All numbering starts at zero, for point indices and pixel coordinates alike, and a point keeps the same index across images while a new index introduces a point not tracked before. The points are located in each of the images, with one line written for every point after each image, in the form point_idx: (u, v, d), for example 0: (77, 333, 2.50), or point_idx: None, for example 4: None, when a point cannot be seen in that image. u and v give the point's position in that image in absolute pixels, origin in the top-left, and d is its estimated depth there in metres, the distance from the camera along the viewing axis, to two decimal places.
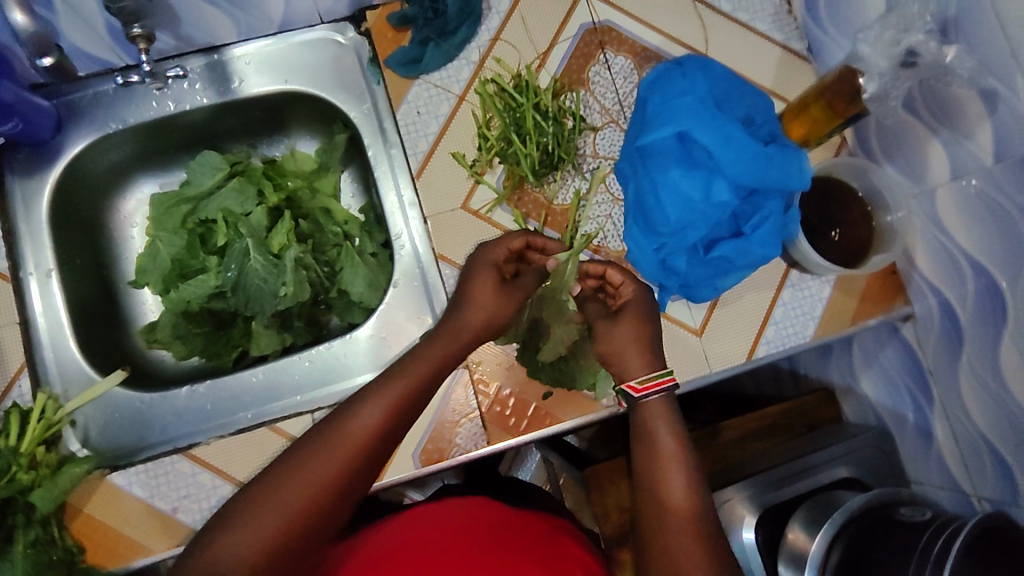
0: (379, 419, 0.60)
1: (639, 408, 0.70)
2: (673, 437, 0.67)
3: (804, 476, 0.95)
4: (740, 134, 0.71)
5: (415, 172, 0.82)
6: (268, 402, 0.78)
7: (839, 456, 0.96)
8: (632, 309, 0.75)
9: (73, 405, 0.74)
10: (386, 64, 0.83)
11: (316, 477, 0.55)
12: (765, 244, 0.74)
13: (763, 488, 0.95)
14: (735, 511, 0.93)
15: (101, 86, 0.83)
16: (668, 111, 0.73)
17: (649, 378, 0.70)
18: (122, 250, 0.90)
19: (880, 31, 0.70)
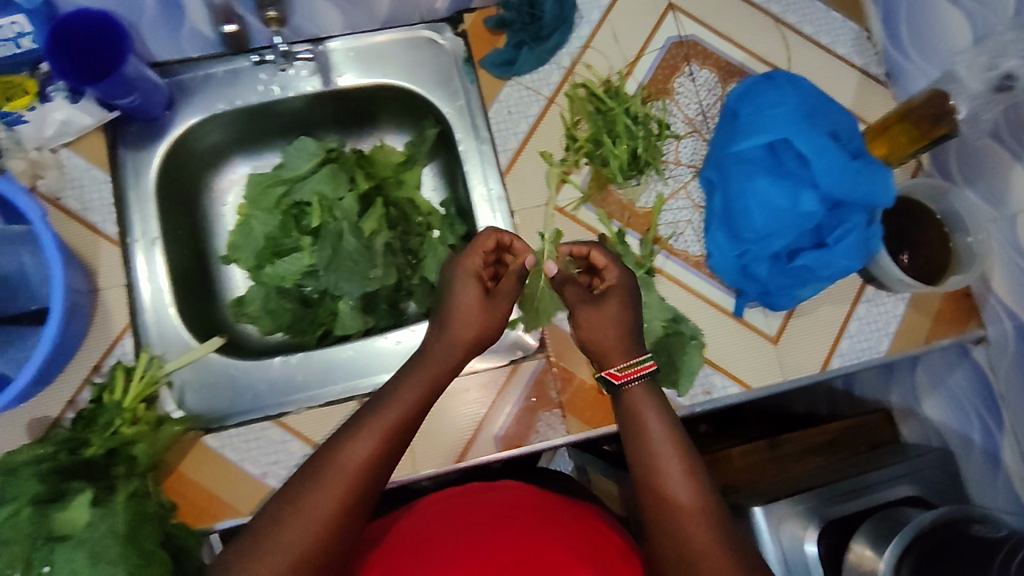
0: (373, 446, 0.60)
1: (621, 400, 0.69)
2: (665, 431, 0.66)
3: (866, 494, 0.95)
4: (834, 147, 0.74)
5: (505, 168, 0.86)
6: (347, 377, 0.81)
7: (901, 475, 0.97)
8: (617, 293, 0.75)
9: (171, 366, 0.78)
10: (482, 64, 0.87)
11: (315, 513, 0.56)
12: (847, 257, 0.77)
13: (827, 501, 0.95)
14: (792, 525, 0.93)
15: (211, 68, 0.86)
16: (766, 118, 0.76)
17: (628, 363, 0.70)
18: (215, 226, 0.93)
19: (976, 55, 0.75)
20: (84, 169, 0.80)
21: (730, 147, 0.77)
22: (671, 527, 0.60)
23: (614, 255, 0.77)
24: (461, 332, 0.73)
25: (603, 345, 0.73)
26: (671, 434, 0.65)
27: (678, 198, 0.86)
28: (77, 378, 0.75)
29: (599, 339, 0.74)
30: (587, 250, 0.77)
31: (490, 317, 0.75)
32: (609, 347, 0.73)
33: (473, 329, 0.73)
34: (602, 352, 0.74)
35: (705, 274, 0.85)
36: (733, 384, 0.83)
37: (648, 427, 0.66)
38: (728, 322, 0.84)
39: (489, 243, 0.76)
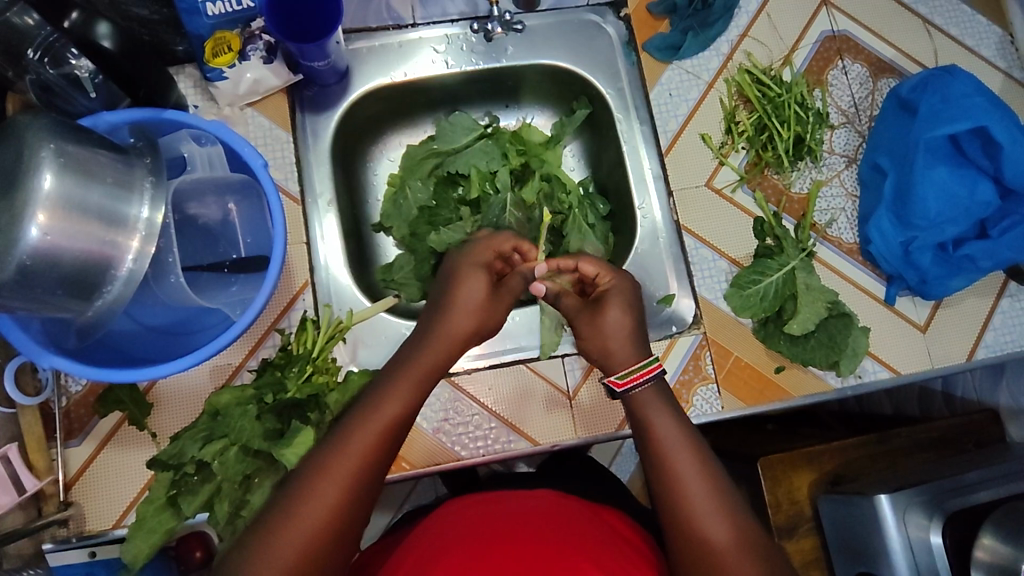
0: (377, 436, 0.60)
1: (628, 403, 0.71)
2: (678, 436, 0.66)
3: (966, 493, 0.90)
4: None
5: (665, 148, 0.89)
6: (505, 341, 0.85)
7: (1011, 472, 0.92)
8: (615, 297, 0.76)
9: (355, 320, 0.79)
10: (645, 48, 0.90)
11: (325, 499, 0.56)
12: (1011, 249, 0.79)
13: (942, 495, 0.89)
14: (917, 514, 0.89)
15: (387, 39, 0.90)
16: (954, 109, 0.79)
17: (626, 372, 0.71)
18: (370, 194, 0.96)
19: None
20: (267, 129, 0.83)
21: (913, 136, 0.80)
22: (688, 534, 0.61)
23: (604, 261, 0.78)
24: (460, 321, 0.73)
25: (610, 351, 0.74)
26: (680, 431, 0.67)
27: (832, 185, 0.88)
28: (262, 327, 0.78)
29: (604, 343, 0.75)
30: (575, 263, 0.79)
31: (491, 313, 0.75)
32: (615, 351, 0.74)
33: (465, 307, 0.73)
34: (604, 355, 0.75)
35: (858, 261, 0.86)
36: (883, 369, 0.84)
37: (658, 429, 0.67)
38: (879, 309, 0.85)
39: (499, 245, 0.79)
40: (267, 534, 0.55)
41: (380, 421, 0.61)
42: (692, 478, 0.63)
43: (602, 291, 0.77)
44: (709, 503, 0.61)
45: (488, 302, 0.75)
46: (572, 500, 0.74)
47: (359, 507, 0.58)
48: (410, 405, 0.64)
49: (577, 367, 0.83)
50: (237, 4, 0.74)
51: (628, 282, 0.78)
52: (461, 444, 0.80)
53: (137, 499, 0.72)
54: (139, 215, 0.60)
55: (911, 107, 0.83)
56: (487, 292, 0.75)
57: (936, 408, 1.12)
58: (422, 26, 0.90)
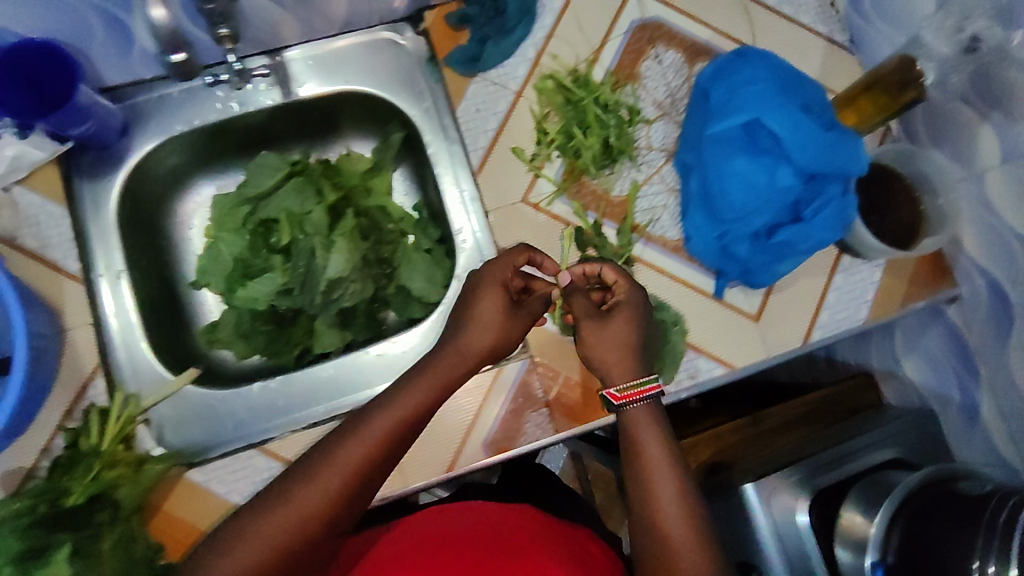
0: (373, 448, 0.61)
1: (622, 419, 0.68)
2: (659, 445, 0.65)
3: (845, 463, 0.90)
4: (806, 121, 0.73)
5: (476, 168, 0.84)
6: (317, 398, 0.78)
7: (880, 441, 0.93)
8: (624, 309, 0.73)
9: (146, 403, 0.75)
10: (446, 62, 0.84)
11: (308, 503, 0.58)
12: (827, 228, 0.76)
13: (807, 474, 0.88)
14: (782, 497, 0.87)
15: (166, 89, 0.83)
16: (737, 102, 0.76)
17: (638, 383, 0.68)
18: (183, 251, 0.90)
19: (942, 19, 0.77)
20: (39, 206, 0.76)
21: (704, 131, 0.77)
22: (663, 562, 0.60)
23: (624, 271, 0.75)
24: (475, 340, 0.71)
25: (608, 363, 0.71)
26: (661, 459, 0.64)
27: (652, 183, 0.85)
28: (49, 426, 0.72)
29: (603, 355, 0.71)
30: (597, 269, 0.75)
31: (509, 333, 0.72)
32: (612, 366, 0.71)
33: (488, 337, 0.71)
34: (603, 368, 0.72)
35: (683, 258, 0.83)
36: (716, 366, 0.81)
37: (632, 417, 0.67)
38: (708, 303, 0.82)
39: (520, 260, 0.74)
40: (246, 532, 0.57)
41: (382, 427, 0.62)
42: (675, 510, 0.61)
43: (615, 303, 0.74)
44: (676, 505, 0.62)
45: (504, 322, 0.72)
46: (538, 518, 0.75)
47: (343, 512, 0.60)
48: (418, 421, 0.64)
49: None
50: None
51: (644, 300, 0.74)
52: None
53: None
54: None
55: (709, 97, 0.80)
56: (506, 313, 0.72)
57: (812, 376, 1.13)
58: (204, 72, 0.83)
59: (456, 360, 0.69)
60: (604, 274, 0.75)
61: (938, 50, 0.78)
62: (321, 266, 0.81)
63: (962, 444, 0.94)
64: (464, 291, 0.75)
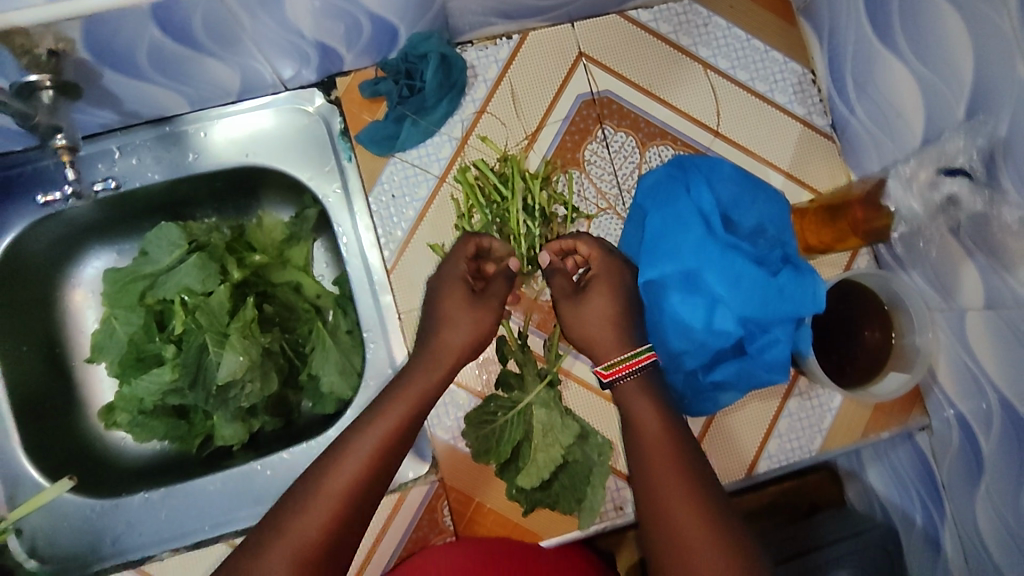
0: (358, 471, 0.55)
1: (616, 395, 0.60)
2: (658, 424, 0.58)
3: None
4: (745, 258, 0.64)
5: (389, 266, 0.75)
6: (202, 515, 0.72)
7: (847, 554, 0.87)
8: (601, 281, 0.64)
9: (18, 514, 0.70)
10: (359, 140, 0.75)
11: (300, 538, 0.51)
12: (770, 369, 0.68)
13: None
14: None
15: (41, 160, 0.74)
16: (670, 244, 0.65)
17: (617, 358, 0.60)
18: (74, 326, 0.83)
19: (914, 166, 0.62)
20: None
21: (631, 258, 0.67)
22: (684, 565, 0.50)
23: (600, 244, 0.66)
24: (450, 335, 0.65)
25: (594, 341, 0.63)
26: (672, 453, 0.56)
27: None
28: None
29: (585, 333, 0.63)
30: (573, 243, 0.66)
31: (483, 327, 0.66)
32: (598, 342, 0.63)
33: (460, 335, 0.65)
34: (587, 345, 0.63)
35: None
36: None
37: (636, 413, 0.59)
38: None
39: (469, 249, 0.68)
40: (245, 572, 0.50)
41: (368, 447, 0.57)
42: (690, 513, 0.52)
43: (589, 277, 0.65)
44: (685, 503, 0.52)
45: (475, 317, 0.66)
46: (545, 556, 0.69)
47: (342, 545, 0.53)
48: (404, 433, 0.59)
49: None
50: None
51: (625, 268, 0.65)
52: None
53: None
54: None
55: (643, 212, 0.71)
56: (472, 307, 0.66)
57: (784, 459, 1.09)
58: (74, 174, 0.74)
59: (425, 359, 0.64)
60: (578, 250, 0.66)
61: (905, 205, 0.62)
62: (213, 364, 0.75)
63: None
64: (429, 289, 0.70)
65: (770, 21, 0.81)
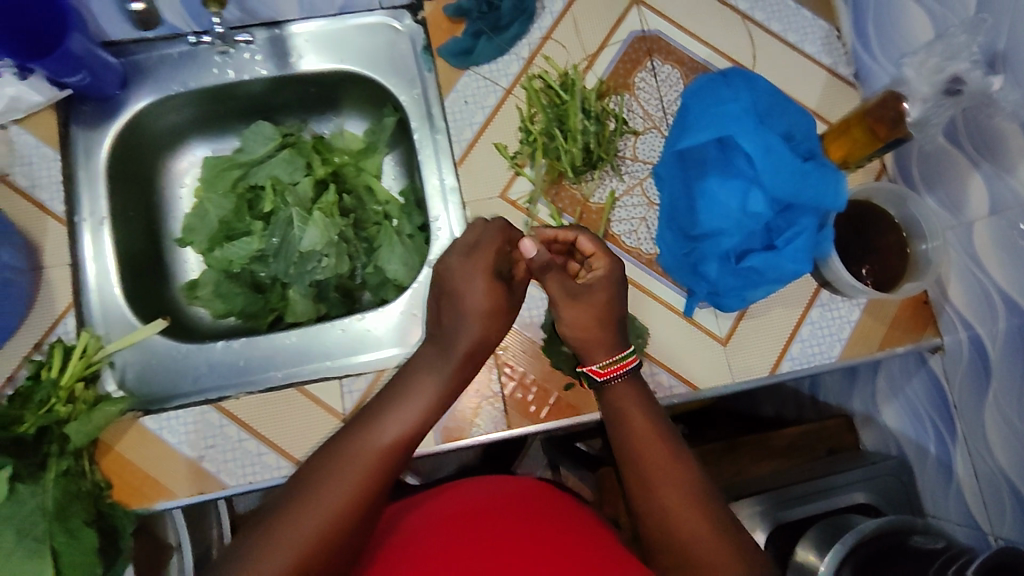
0: (377, 454, 0.59)
1: (606, 396, 0.68)
2: (644, 420, 0.65)
3: (823, 496, 0.96)
4: (782, 147, 0.73)
5: (458, 159, 0.85)
6: (278, 363, 0.80)
7: (858, 480, 0.97)
8: (604, 284, 0.72)
9: (115, 346, 0.78)
10: (439, 52, 0.86)
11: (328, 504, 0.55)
12: (794, 260, 0.76)
13: (780, 503, 0.97)
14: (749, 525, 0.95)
15: (166, 49, 0.85)
16: (710, 117, 0.75)
17: (612, 360, 0.68)
18: (171, 209, 0.93)
19: (925, 57, 0.71)
20: (34, 147, 0.80)
21: (676, 144, 0.77)
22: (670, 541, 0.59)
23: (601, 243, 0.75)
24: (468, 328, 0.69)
25: (590, 342, 0.70)
26: (659, 443, 0.63)
27: (633, 195, 0.85)
28: (16, 357, 0.75)
29: (585, 334, 0.70)
30: (573, 236, 0.75)
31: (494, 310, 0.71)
32: (593, 344, 0.70)
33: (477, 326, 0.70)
34: (582, 346, 0.71)
35: (656, 272, 0.84)
36: (678, 384, 0.82)
37: (628, 415, 0.65)
38: (676, 321, 0.83)
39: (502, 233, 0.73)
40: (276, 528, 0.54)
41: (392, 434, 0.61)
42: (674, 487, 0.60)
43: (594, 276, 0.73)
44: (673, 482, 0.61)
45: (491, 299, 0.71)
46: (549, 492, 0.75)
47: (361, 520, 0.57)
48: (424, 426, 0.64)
49: (356, 390, 0.77)
50: None
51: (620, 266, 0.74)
52: (228, 471, 0.74)
53: None
54: None
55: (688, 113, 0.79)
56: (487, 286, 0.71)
57: (807, 414, 1.21)
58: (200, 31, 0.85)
59: (440, 358, 0.69)
60: (579, 242, 0.75)
61: (916, 88, 0.72)
62: (294, 238, 0.84)
63: (939, 503, 0.90)
64: (454, 273, 0.73)
65: None
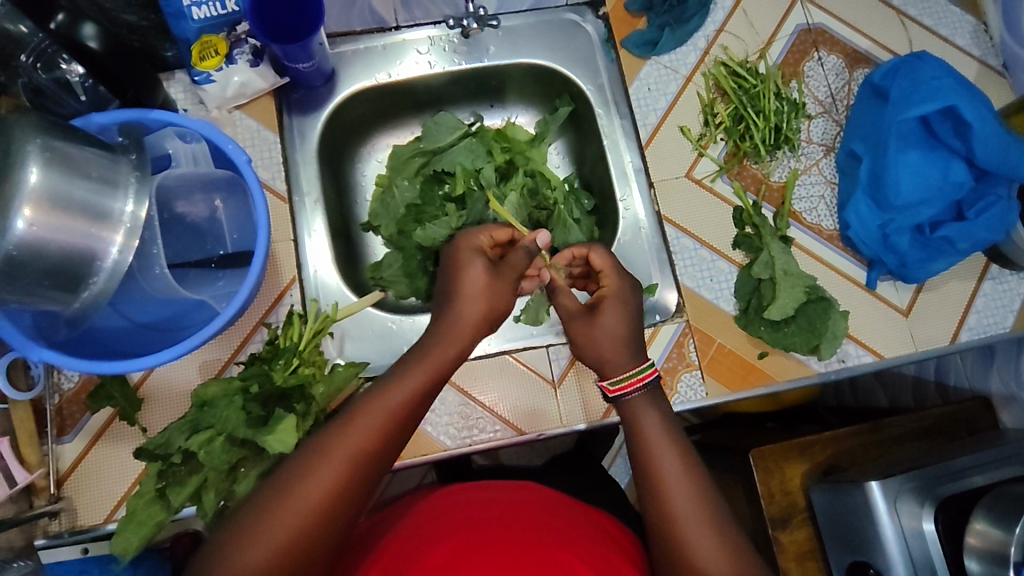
0: (357, 451, 0.57)
1: (621, 408, 0.71)
2: (663, 430, 0.67)
3: (953, 479, 0.85)
4: (991, 120, 0.79)
5: (644, 142, 0.90)
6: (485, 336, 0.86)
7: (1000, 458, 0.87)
8: (615, 301, 0.77)
9: (341, 314, 0.81)
10: (624, 44, 0.92)
11: (303, 501, 0.55)
12: (988, 228, 0.81)
13: (936, 479, 0.85)
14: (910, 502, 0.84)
15: (371, 42, 0.91)
16: (924, 91, 0.81)
17: (629, 372, 0.71)
18: (358, 195, 0.98)
19: None
20: (255, 130, 0.85)
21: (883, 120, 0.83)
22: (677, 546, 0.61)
23: (610, 259, 0.80)
24: (470, 307, 0.70)
25: (604, 355, 0.74)
26: (677, 454, 0.65)
27: (811, 174, 0.90)
28: (249, 324, 0.80)
29: (600, 351, 0.74)
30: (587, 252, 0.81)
31: (496, 293, 0.72)
32: (611, 357, 0.73)
33: (478, 305, 0.70)
34: (600, 364, 0.74)
35: (838, 247, 0.88)
36: (866, 354, 0.85)
37: (644, 426, 0.67)
38: (860, 293, 0.87)
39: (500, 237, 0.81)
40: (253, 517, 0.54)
41: (372, 426, 0.59)
42: (685, 490, 0.63)
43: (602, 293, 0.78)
44: (686, 495, 0.63)
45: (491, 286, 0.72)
46: (563, 501, 0.74)
47: (342, 514, 0.56)
48: (409, 411, 0.61)
49: (562, 357, 0.85)
50: (221, 9, 0.77)
51: (630, 284, 0.78)
52: (447, 434, 0.82)
53: (127, 494, 0.75)
54: (124, 210, 0.63)
55: (884, 93, 0.86)
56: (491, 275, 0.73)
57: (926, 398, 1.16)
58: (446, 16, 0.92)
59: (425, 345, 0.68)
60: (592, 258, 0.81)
61: None
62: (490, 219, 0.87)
63: None
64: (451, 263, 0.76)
65: None
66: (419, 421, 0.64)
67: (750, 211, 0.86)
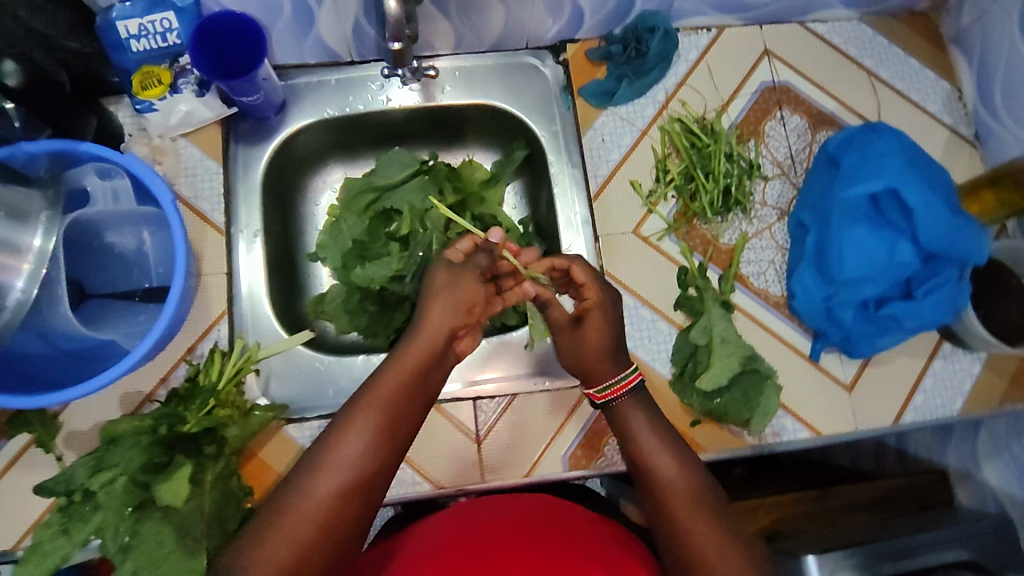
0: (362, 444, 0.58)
1: (612, 415, 0.72)
2: (655, 437, 0.67)
3: (911, 555, 0.79)
4: (937, 200, 0.76)
5: (594, 194, 0.88)
6: None
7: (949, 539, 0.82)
8: (598, 314, 0.74)
9: (264, 353, 0.80)
10: (581, 93, 0.90)
11: (315, 498, 0.55)
12: (936, 310, 0.78)
13: (877, 557, 0.79)
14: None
15: (324, 76, 0.90)
16: (873, 167, 0.79)
17: (611, 383, 0.72)
18: (307, 225, 0.97)
19: None
20: (199, 160, 0.85)
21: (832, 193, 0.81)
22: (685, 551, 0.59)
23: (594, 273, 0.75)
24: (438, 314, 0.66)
25: (589, 365, 0.74)
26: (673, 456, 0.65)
27: (762, 238, 0.87)
28: (173, 357, 0.80)
29: (585, 359, 0.74)
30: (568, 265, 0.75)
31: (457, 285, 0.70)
32: (596, 369, 0.73)
33: (444, 300, 0.68)
34: (585, 370, 0.75)
35: (784, 315, 0.85)
36: (803, 428, 0.82)
37: (639, 439, 0.67)
38: (804, 365, 0.84)
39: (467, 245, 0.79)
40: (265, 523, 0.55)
41: (377, 415, 0.59)
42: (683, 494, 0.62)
43: (583, 308, 0.75)
44: (686, 493, 0.62)
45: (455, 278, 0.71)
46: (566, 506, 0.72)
47: (360, 504, 0.57)
48: (409, 396, 0.62)
49: (490, 410, 0.83)
50: (162, 41, 0.79)
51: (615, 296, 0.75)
52: None
53: (37, 522, 0.75)
54: (32, 243, 0.65)
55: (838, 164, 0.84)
56: (451, 272, 0.72)
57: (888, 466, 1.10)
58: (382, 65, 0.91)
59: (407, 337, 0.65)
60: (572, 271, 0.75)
61: None
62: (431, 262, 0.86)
63: None
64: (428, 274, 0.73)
65: (923, 44, 0.96)
66: (421, 408, 0.64)
67: (694, 272, 0.84)
